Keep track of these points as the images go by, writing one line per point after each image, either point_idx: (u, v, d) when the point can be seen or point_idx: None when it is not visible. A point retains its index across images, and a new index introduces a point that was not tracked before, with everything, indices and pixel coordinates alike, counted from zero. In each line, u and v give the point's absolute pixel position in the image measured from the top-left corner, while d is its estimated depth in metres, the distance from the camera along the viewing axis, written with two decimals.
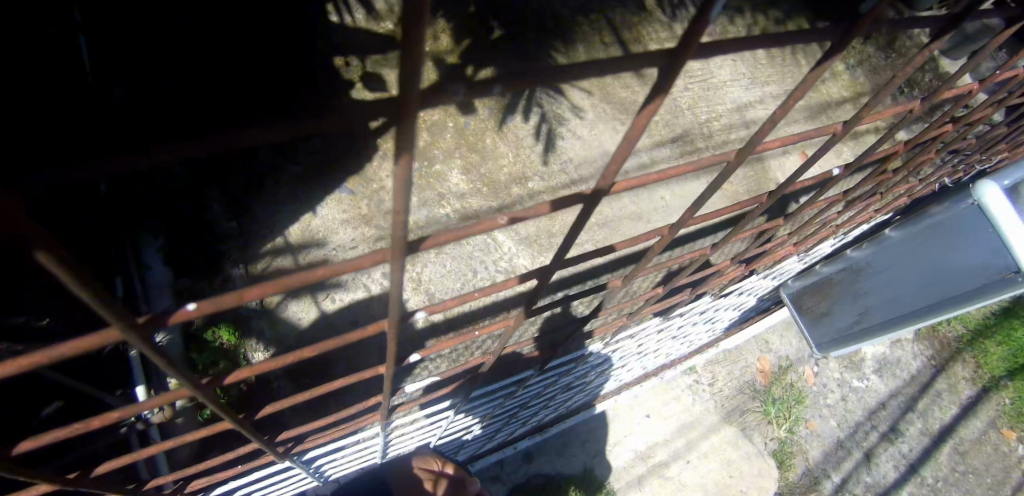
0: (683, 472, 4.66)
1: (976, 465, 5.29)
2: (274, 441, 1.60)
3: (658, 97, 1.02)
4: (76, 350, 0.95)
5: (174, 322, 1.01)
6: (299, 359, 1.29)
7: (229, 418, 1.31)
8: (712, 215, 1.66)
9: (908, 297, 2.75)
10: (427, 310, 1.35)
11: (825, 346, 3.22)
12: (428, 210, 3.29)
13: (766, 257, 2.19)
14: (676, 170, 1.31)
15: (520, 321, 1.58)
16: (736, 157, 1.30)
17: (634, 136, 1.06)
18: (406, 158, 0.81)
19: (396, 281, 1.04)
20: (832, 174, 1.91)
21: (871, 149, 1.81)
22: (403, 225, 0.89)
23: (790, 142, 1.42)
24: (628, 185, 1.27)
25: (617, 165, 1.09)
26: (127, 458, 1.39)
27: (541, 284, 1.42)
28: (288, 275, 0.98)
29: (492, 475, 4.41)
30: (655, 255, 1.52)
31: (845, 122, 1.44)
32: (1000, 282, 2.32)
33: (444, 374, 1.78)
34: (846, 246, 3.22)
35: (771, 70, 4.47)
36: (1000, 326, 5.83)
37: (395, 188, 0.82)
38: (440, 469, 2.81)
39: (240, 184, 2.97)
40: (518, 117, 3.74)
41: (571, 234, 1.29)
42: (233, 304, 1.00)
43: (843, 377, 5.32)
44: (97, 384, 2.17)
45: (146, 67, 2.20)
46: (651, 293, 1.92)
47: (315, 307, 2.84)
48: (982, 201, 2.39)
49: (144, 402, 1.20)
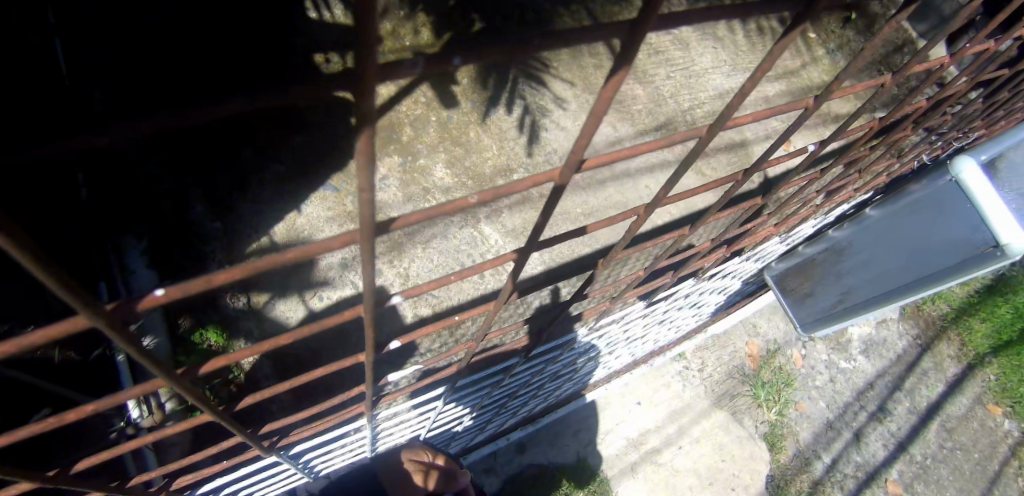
0: (675, 458, 4.69)
1: (964, 441, 5.38)
2: (257, 435, 1.58)
3: (623, 69, 0.99)
4: (44, 340, 0.92)
5: (142, 309, 0.97)
6: (276, 348, 1.26)
7: (206, 408, 1.28)
8: (689, 195, 1.62)
9: (889, 275, 2.78)
10: (403, 294, 1.30)
11: (811, 325, 3.27)
12: (413, 204, 3.27)
13: (748, 237, 2.19)
14: (649, 145, 1.25)
15: (499, 307, 1.58)
16: (708, 132, 1.29)
17: (600, 111, 1.03)
18: (368, 132, 0.78)
19: (368, 263, 1.02)
20: (808, 151, 1.89)
21: (847, 125, 1.79)
22: (375, 207, 0.87)
23: (765, 117, 1.42)
24: (600, 161, 1.23)
25: (586, 141, 1.06)
26: (107, 453, 1.35)
27: (518, 265, 1.41)
28: (259, 259, 0.94)
29: (486, 468, 4.42)
30: (635, 238, 1.51)
31: (817, 97, 1.45)
32: (978, 257, 2.35)
33: (426, 364, 1.78)
34: (827, 226, 3.23)
35: (752, 56, 4.49)
36: (984, 303, 5.93)
37: (359, 164, 0.80)
38: (432, 460, 2.75)
39: (225, 181, 2.97)
40: (501, 110, 3.73)
41: (541, 215, 1.26)
42: (201, 289, 0.96)
43: (831, 359, 5.38)
44: (81, 386, 2.14)
45: (125, 69, 2.24)
46: (634, 276, 1.93)
47: (302, 306, 2.82)
48: (960, 177, 2.42)
49: (121, 394, 1.16)
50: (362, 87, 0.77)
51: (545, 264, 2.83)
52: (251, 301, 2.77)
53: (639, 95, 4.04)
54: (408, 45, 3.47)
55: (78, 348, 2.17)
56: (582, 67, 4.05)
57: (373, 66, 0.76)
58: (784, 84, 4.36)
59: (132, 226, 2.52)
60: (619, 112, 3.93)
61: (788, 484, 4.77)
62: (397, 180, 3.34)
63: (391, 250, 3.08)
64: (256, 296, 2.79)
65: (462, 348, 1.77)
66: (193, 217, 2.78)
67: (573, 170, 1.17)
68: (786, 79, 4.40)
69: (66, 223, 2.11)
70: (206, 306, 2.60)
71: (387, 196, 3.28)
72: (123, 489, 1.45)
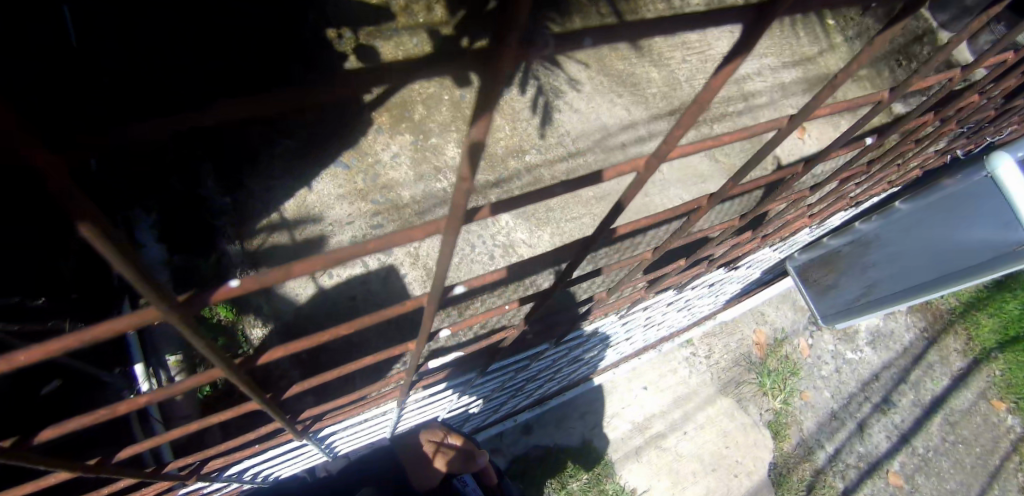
0: (680, 443, 4.72)
1: (966, 435, 5.39)
2: (294, 419, 1.59)
3: (740, 55, 1.01)
4: (109, 333, 0.91)
5: (215, 300, 0.97)
6: (333, 336, 1.26)
7: (257, 397, 1.29)
8: (761, 182, 1.60)
9: (919, 268, 2.75)
10: (468, 283, 1.38)
11: (831, 317, 3.25)
12: (425, 184, 3.24)
13: (782, 227, 2.18)
14: (731, 135, 1.30)
15: (546, 296, 1.60)
16: (789, 123, 1.29)
17: (707, 98, 1.02)
18: (485, 118, 0.82)
19: (445, 251, 1.03)
20: (866, 144, 1.91)
21: (912, 116, 1.82)
22: (466, 197, 0.89)
23: (841, 110, 1.44)
24: (683, 151, 1.26)
25: (687, 128, 1.06)
26: (147, 442, 1.36)
27: (577, 257, 1.44)
28: (336, 251, 0.94)
29: (493, 447, 4.44)
30: (692, 225, 1.53)
31: (893, 90, 1.45)
32: (1012, 255, 2.34)
33: (468, 348, 1.79)
34: (854, 219, 3.19)
35: (771, 41, 4.41)
36: (992, 299, 5.91)
37: (470, 152, 0.85)
38: (451, 442, 2.81)
39: (235, 158, 2.93)
40: (514, 90, 3.68)
41: (619, 203, 1.29)
42: (274, 282, 0.95)
43: (837, 350, 5.37)
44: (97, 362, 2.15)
45: (131, 51, 2.06)
46: (679, 264, 1.94)
47: (312, 283, 2.81)
48: (995, 174, 2.39)
49: (174, 385, 1.17)
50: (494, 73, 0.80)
51: None
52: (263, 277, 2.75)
53: (654, 78, 3.98)
54: (421, 22, 3.38)
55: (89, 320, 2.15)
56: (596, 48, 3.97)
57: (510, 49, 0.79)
58: (801, 71, 4.32)
59: (146, 200, 2.58)
60: (634, 95, 3.87)
61: (790, 471, 4.80)
62: (409, 159, 3.29)
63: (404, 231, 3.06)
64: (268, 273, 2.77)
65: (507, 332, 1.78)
66: (204, 193, 2.77)
67: (660, 159, 1.17)
68: (803, 66, 4.36)
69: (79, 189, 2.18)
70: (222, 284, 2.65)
71: (399, 174, 3.23)
72: (158, 474, 1.46)
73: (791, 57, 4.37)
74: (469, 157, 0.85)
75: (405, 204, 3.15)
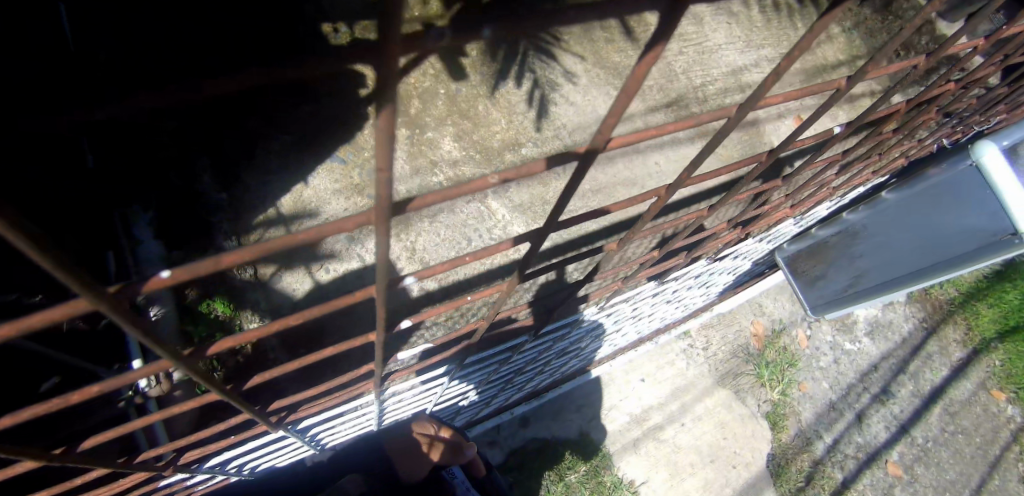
0: (678, 435, 4.73)
1: (966, 426, 5.39)
2: (264, 411, 1.60)
3: (662, 42, 0.98)
4: (46, 322, 0.93)
5: (147, 290, 0.98)
6: (282, 326, 1.26)
7: (214, 388, 1.30)
8: (712, 177, 1.54)
9: (903, 258, 2.76)
10: (417, 276, 1.30)
11: (821, 308, 3.22)
12: (421, 178, 3.24)
13: (763, 218, 2.18)
14: (678, 125, 1.27)
15: (511, 286, 1.55)
16: (738, 111, 1.26)
17: (632, 89, 1.00)
18: (387, 109, 0.78)
19: (383, 244, 1.02)
20: (833, 133, 1.87)
21: (874, 107, 1.78)
22: (391, 188, 0.88)
23: (794, 97, 1.37)
24: (625, 141, 1.23)
25: (614, 119, 1.04)
26: (111, 432, 1.37)
27: (535, 247, 1.38)
28: (271, 239, 0.95)
29: (490, 440, 4.45)
30: (650, 217, 1.48)
31: (850, 77, 1.40)
32: (996, 244, 2.35)
33: (438, 340, 1.77)
34: (842, 208, 3.17)
35: (767, 32, 4.39)
36: (991, 289, 5.89)
37: (378, 141, 0.80)
38: (436, 434, 2.80)
39: (233, 151, 2.95)
40: (510, 83, 3.67)
41: (562, 195, 1.25)
42: (210, 271, 0.96)
43: (836, 341, 5.37)
44: (92, 357, 2.19)
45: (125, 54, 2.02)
46: (649, 256, 1.91)
47: (309, 278, 2.83)
48: (981, 161, 2.40)
49: (129, 373, 1.19)
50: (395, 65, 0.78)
51: (553, 241, 2.96)
52: (258, 272, 2.77)
53: (650, 70, 3.97)
54: (418, 16, 3.32)
55: (86, 318, 2.19)
56: (593, 41, 3.96)
57: (397, 36, 0.75)
58: (799, 61, 4.29)
59: (147, 196, 2.56)
60: None
61: (788, 463, 4.80)
62: (404, 153, 3.29)
63: (398, 225, 3.08)
64: (263, 268, 2.79)
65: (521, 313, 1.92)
66: (200, 188, 2.79)
67: (601, 147, 1.15)
68: (801, 56, 4.33)
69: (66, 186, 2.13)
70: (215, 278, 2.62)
71: (395, 169, 3.24)
72: (130, 464, 1.46)
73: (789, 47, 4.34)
74: (382, 148, 0.81)
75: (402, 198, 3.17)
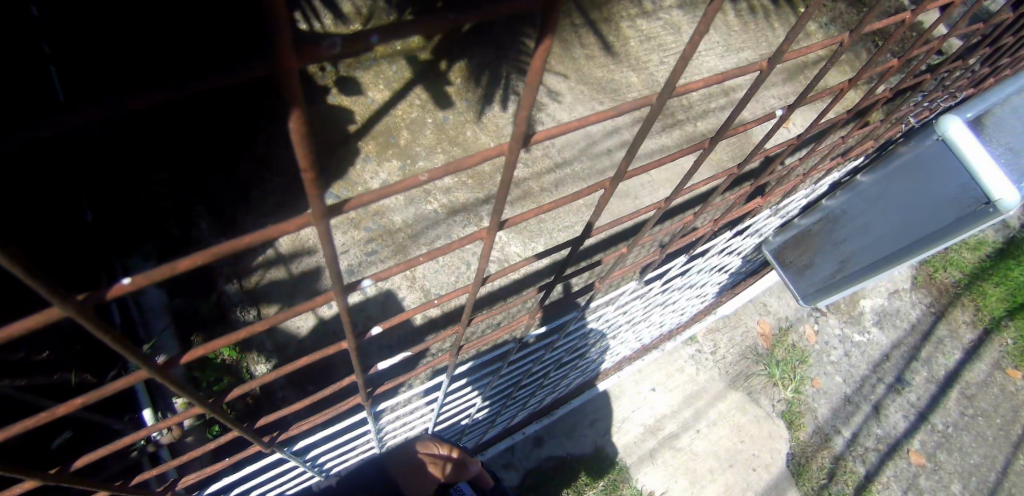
0: (693, 442, 4.68)
1: (985, 408, 5.32)
2: (253, 430, 1.61)
3: (549, 33, 0.93)
4: (14, 336, 0.92)
5: (111, 297, 0.95)
6: (249, 336, 1.19)
7: (189, 396, 1.29)
8: (655, 165, 1.49)
9: (886, 239, 2.77)
10: (372, 278, 1.22)
11: (812, 297, 3.18)
12: (415, 207, 3.28)
13: (734, 208, 2.12)
14: (597, 116, 1.15)
15: (477, 286, 1.46)
16: (658, 99, 1.17)
17: (536, 76, 0.93)
18: (294, 109, 0.80)
19: (329, 244, 1.00)
20: (778, 115, 1.75)
21: (814, 83, 1.67)
22: (320, 186, 0.88)
23: (717, 80, 1.32)
24: (548, 134, 1.10)
25: (526, 111, 0.95)
26: (101, 450, 1.36)
27: (489, 244, 1.28)
28: (219, 243, 0.92)
29: (505, 463, 4.43)
30: (600, 214, 1.46)
31: (771, 58, 1.41)
32: (973, 214, 2.36)
33: (414, 349, 1.73)
34: (822, 195, 3.24)
35: (746, 35, 4.48)
36: (996, 268, 5.85)
37: (293, 142, 0.82)
38: (445, 453, 2.86)
39: (228, 195, 3.07)
40: (496, 107, 3.75)
41: (495, 200, 1.13)
42: (166, 276, 0.94)
43: (845, 333, 5.33)
44: (104, 410, 2.22)
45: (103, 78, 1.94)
46: (619, 253, 1.91)
47: (313, 315, 2.90)
48: (947, 136, 2.44)
49: (104, 387, 1.17)
50: (281, 71, 0.78)
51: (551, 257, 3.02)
52: (262, 312, 2.86)
53: (632, 82, 4.06)
54: None
55: (94, 372, 2.29)
56: (573, 58, 4.05)
57: (287, 32, 0.77)
58: None
59: (145, 246, 2.57)
60: (614, 100, 3.94)
61: (808, 461, 4.75)
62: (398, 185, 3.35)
63: (396, 254, 3.13)
64: (266, 308, 2.86)
65: (520, 319, 1.94)
66: (199, 234, 2.85)
67: (521, 143, 1.03)
68: None
69: (42, 213, 1.95)
70: (217, 322, 2.69)
71: (389, 201, 3.28)
72: (124, 487, 1.46)
73: (767, 49, 4.44)
74: (298, 145, 0.82)
75: (399, 227, 3.20)
